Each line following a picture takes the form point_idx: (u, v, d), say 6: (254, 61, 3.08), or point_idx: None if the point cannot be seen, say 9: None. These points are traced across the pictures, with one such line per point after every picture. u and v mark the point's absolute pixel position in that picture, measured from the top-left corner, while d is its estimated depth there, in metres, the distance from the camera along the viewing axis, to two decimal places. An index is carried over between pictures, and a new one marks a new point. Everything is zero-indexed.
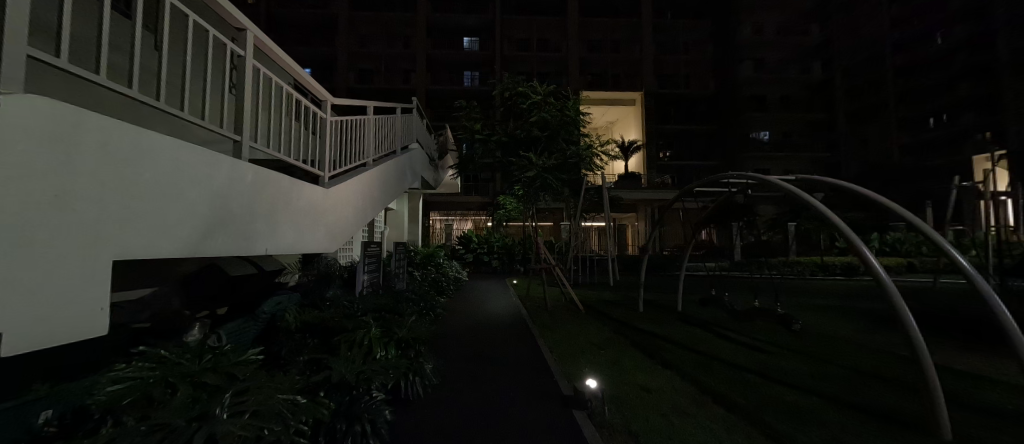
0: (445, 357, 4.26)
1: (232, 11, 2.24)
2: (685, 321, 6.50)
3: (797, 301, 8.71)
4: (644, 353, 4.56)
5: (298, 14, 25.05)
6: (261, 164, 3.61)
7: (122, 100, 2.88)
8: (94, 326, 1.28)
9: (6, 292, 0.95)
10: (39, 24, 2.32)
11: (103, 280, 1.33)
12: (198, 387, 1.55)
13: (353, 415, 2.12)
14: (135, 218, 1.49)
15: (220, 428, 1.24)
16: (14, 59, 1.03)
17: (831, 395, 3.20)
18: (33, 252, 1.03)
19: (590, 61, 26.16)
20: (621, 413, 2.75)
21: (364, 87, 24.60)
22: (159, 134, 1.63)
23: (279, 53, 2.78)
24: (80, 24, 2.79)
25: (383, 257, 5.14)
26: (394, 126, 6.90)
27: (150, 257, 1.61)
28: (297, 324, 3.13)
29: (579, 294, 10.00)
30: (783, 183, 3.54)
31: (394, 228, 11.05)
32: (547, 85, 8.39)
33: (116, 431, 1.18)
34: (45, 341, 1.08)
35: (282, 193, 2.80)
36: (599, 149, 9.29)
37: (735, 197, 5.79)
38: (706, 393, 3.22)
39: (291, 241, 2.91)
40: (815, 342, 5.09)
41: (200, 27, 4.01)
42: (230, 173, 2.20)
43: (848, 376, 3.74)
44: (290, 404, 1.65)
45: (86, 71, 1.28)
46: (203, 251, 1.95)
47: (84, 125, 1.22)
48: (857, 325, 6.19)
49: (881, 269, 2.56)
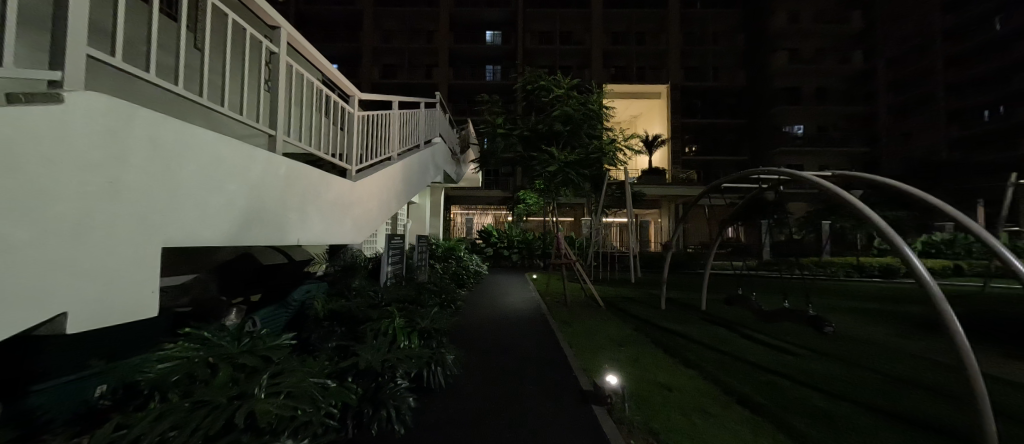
0: (465, 348, 4.35)
1: (265, 9, 2.25)
2: (709, 321, 6.26)
3: (829, 303, 8.31)
4: (666, 351, 4.48)
5: (325, 11, 25.57)
6: (292, 157, 3.69)
7: (166, 97, 3.02)
8: (144, 309, 1.37)
9: (52, 271, 0.99)
10: (94, 25, 2.44)
11: (153, 264, 1.42)
12: (237, 368, 1.62)
13: (379, 401, 2.25)
14: (179, 209, 1.57)
15: (257, 406, 1.32)
16: (74, 57, 1.10)
17: (864, 401, 3.05)
18: (87, 235, 1.11)
19: (613, 55, 25.56)
20: (640, 410, 2.71)
21: (388, 82, 25.01)
22: (204, 131, 1.72)
23: (310, 48, 2.80)
24: (132, 25, 2.95)
25: (405, 250, 5.16)
26: (418, 120, 6.94)
27: (195, 244, 1.71)
28: (324, 312, 3.20)
29: (600, 290, 9.97)
30: (818, 179, 3.32)
31: (416, 222, 11.27)
32: (570, 78, 8.33)
33: (164, 406, 1.29)
34: (103, 320, 1.18)
35: (312, 186, 2.89)
36: (622, 143, 9.19)
37: (765, 193, 5.49)
38: (730, 395, 3.13)
39: (320, 232, 3.00)
40: (848, 346, 4.87)
41: (239, 26, 4.16)
42: (266, 167, 2.30)
43: (884, 382, 3.55)
44: (320, 387, 1.72)
45: (140, 71, 1.36)
46: (242, 241, 2.06)
47: (136, 122, 1.30)
48: (897, 329, 5.87)
49: (926, 270, 2.37)
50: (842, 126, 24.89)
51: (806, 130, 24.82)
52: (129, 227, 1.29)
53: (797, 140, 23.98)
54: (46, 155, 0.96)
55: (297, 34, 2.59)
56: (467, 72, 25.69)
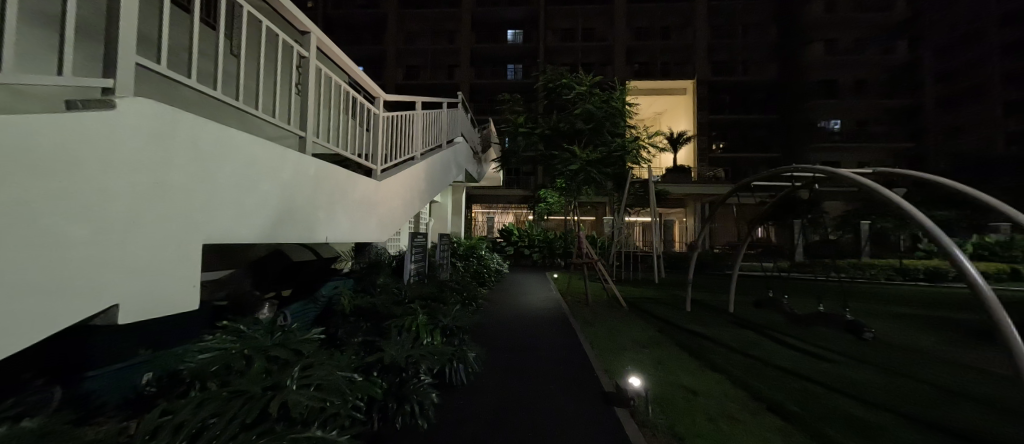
0: (487, 346, 4.39)
1: (296, 14, 2.33)
2: (737, 325, 6.05)
3: (869, 307, 7.88)
4: (691, 354, 4.38)
5: (352, 15, 26.33)
6: (321, 158, 3.83)
7: (207, 102, 3.19)
8: (188, 302, 1.46)
9: (104, 266, 1.06)
10: (143, 34, 2.60)
11: (196, 261, 1.50)
12: (271, 360, 1.69)
13: (403, 396, 2.31)
14: (218, 207, 1.66)
15: (290, 398, 1.38)
16: (125, 65, 1.17)
17: (906, 412, 2.88)
18: (135, 232, 1.18)
19: (637, 50, 25.00)
20: (665, 414, 2.66)
21: (411, 82, 25.51)
22: (240, 133, 1.80)
23: (338, 52, 2.88)
24: (176, 34, 3.12)
25: (427, 248, 5.24)
26: (440, 120, 7.02)
27: (232, 241, 1.80)
28: (350, 308, 3.29)
29: (623, 290, 9.83)
30: (857, 177, 3.14)
31: (438, 220, 11.44)
32: (592, 75, 8.32)
33: (205, 394, 1.36)
34: (150, 311, 1.26)
35: (340, 185, 2.98)
36: (647, 141, 9.02)
37: (798, 192, 5.26)
38: (759, 401, 3.02)
39: (346, 230, 3.09)
40: (889, 354, 4.60)
41: (272, 32, 4.34)
42: (297, 166, 2.38)
43: (928, 392, 3.34)
44: (348, 381, 1.77)
45: (183, 77, 1.44)
46: (275, 238, 2.15)
47: (179, 125, 1.38)
48: (948, 338, 5.49)
49: (979, 274, 2.21)
50: (882, 121, 23.47)
51: (843, 126, 23.71)
52: (174, 225, 1.36)
53: (833, 136, 22.79)
54: (97, 156, 1.03)
55: (326, 38, 2.67)
56: (489, 71, 25.79)
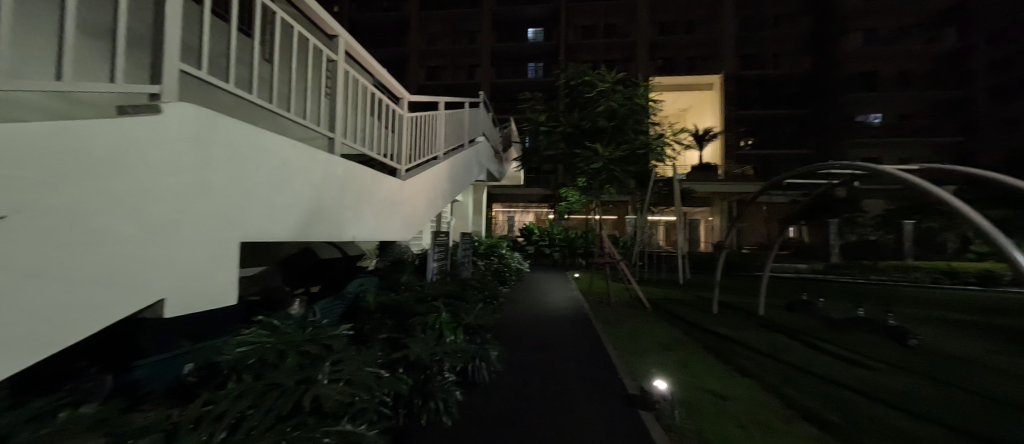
0: (509, 345, 4.41)
1: (326, 19, 2.41)
2: (767, 328, 5.83)
3: (914, 312, 7.42)
4: (719, 358, 4.26)
5: (376, 18, 27.01)
6: (348, 158, 3.95)
7: (243, 105, 3.36)
8: (228, 296, 1.54)
9: (150, 264, 1.13)
10: (186, 42, 2.76)
11: (234, 258, 1.57)
12: (304, 354, 1.76)
13: (427, 392, 2.36)
14: (254, 207, 1.74)
15: (322, 392, 1.44)
16: (170, 73, 1.24)
17: (953, 425, 2.70)
18: (179, 231, 1.25)
19: (660, 46, 24.36)
20: (692, 419, 2.59)
21: (432, 83, 25.92)
22: (273, 136, 1.88)
23: (364, 54, 2.97)
24: (216, 41, 3.30)
25: (449, 246, 5.32)
26: (462, 120, 7.09)
27: (267, 239, 1.88)
28: (376, 305, 3.38)
29: (647, 290, 9.65)
30: (902, 174, 2.96)
31: (460, 219, 11.57)
32: (614, 72, 8.21)
33: (244, 384, 1.44)
34: (194, 304, 1.34)
35: (365, 185, 3.05)
36: (671, 138, 8.83)
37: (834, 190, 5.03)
38: (792, 408, 2.90)
39: (372, 229, 3.17)
40: (935, 362, 4.32)
41: (303, 37, 4.51)
42: (325, 167, 2.46)
43: (979, 405, 3.11)
44: (375, 376, 1.81)
45: (222, 82, 1.51)
46: (306, 237, 2.23)
47: (218, 129, 1.44)
48: (1005, 346, 5.11)
49: None
50: (925, 114, 22.01)
51: (882, 120, 22.29)
52: (214, 223, 1.44)
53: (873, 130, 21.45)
54: (143, 158, 1.09)
55: (353, 41, 2.75)
56: (508, 70, 25.81)
